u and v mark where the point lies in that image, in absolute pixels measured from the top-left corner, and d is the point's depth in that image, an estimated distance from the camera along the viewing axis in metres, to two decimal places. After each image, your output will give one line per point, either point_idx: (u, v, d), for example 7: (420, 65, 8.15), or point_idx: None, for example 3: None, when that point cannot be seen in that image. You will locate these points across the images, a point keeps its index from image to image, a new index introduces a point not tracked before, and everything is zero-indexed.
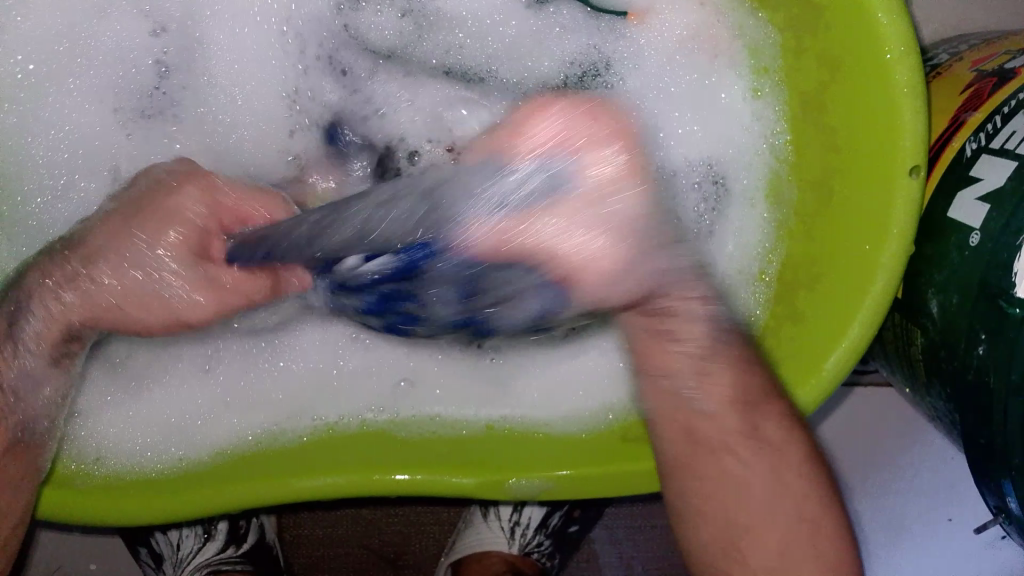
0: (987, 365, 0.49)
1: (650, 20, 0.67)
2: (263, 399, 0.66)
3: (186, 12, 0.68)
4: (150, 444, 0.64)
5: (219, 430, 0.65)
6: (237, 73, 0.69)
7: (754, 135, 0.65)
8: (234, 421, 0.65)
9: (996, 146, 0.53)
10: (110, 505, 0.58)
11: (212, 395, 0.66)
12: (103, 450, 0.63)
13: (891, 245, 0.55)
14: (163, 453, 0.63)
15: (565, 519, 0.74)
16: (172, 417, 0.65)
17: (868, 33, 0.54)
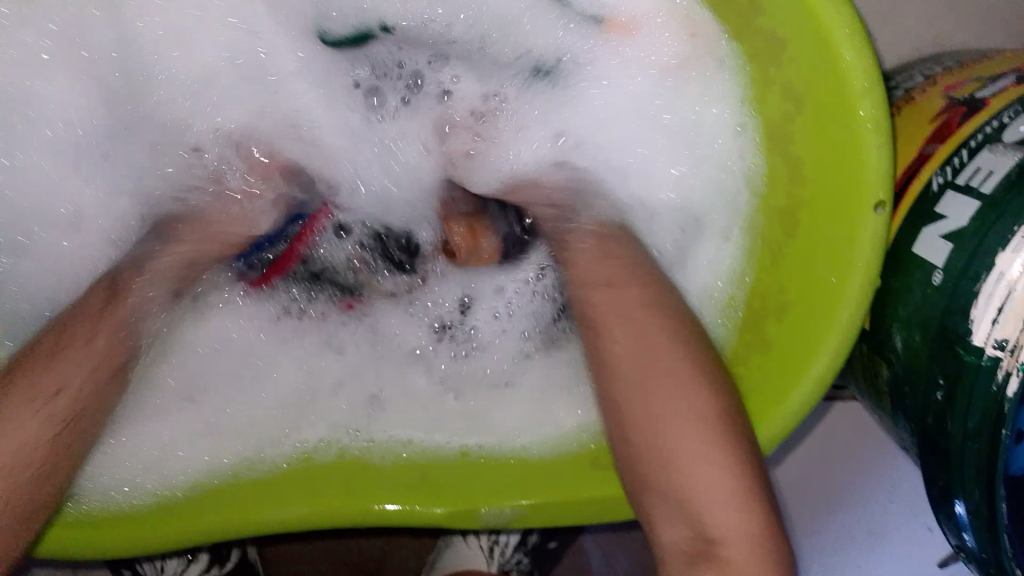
0: (945, 411, 0.49)
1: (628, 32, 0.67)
2: (240, 428, 0.67)
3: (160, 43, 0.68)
4: (128, 479, 0.63)
5: (198, 458, 0.65)
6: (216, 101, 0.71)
7: (726, 163, 0.64)
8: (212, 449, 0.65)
9: (961, 182, 0.52)
10: (89, 536, 0.58)
11: (191, 426, 0.66)
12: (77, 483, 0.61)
13: (857, 279, 0.55)
14: (141, 488, 0.62)
15: (544, 536, 0.76)
16: (153, 451, 0.64)
17: (835, 68, 0.53)
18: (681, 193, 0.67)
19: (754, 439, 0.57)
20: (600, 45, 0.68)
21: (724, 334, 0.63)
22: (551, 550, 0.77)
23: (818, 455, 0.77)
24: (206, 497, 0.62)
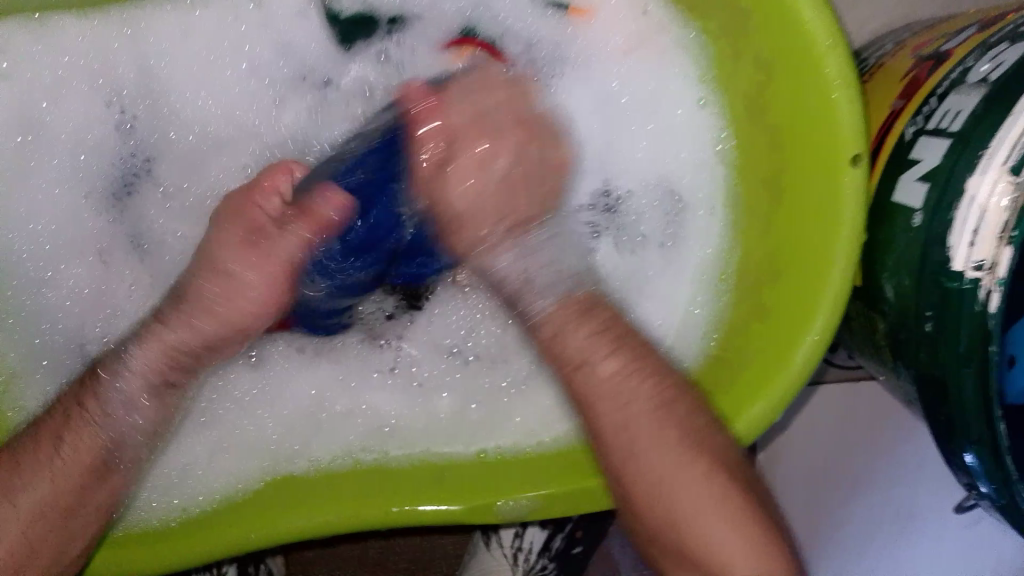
0: (937, 342, 0.48)
1: (591, 17, 0.68)
2: (255, 441, 0.69)
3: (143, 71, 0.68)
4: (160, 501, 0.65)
5: (222, 472, 0.67)
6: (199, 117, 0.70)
7: (703, 144, 0.66)
8: (234, 466, 0.67)
9: (931, 127, 0.53)
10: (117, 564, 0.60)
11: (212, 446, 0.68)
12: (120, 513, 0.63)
13: (841, 233, 0.56)
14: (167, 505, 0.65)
15: (569, 541, 0.74)
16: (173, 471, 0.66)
17: (797, 31, 0.55)
18: (661, 181, 0.68)
19: (762, 403, 0.58)
20: (573, 36, 0.69)
21: (722, 308, 0.64)
22: (579, 557, 0.75)
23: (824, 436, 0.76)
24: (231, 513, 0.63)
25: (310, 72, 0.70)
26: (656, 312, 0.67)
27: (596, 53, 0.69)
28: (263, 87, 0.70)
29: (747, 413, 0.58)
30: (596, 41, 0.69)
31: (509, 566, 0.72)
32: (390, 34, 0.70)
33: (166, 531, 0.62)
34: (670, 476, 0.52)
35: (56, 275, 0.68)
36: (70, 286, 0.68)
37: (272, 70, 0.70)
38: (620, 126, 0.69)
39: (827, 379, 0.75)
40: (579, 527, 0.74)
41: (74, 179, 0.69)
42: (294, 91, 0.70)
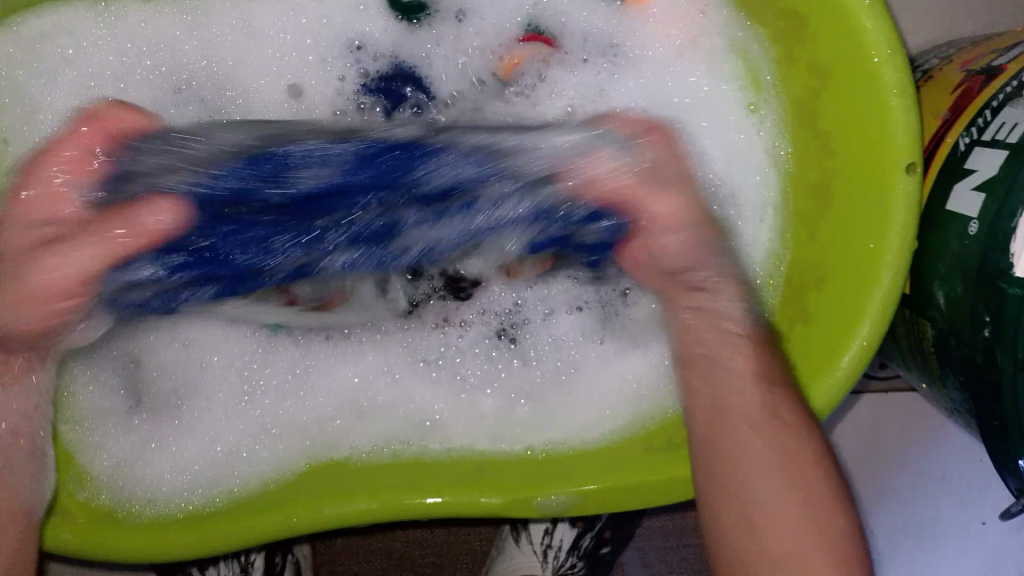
0: (994, 348, 0.49)
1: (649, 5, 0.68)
2: (296, 426, 0.68)
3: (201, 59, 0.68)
4: (194, 482, 0.65)
5: (265, 454, 0.66)
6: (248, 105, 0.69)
7: (757, 149, 0.66)
8: (277, 449, 0.67)
9: (987, 137, 0.54)
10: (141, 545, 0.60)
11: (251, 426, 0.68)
12: (147, 494, 0.64)
13: (892, 242, 0.56)
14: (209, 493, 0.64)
15: (598, 541, 0.75)
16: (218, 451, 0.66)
17: (856, 42, 0.56)
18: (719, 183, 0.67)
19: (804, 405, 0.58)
20: (633, 24, 0.69)
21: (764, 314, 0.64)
22: (607, 558, 0.76)
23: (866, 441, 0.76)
24: (268, 498, 0.63)
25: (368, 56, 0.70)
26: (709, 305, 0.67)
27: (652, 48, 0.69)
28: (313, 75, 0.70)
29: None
30: (647, 31, 0.69)
31: (540, 561, 0.73)
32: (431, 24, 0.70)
33: (211, 514, 0.62)
34: (764, 478, 0.50)
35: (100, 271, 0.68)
36: None
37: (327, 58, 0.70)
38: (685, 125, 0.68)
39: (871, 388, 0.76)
40: (607, 529, 0.74)
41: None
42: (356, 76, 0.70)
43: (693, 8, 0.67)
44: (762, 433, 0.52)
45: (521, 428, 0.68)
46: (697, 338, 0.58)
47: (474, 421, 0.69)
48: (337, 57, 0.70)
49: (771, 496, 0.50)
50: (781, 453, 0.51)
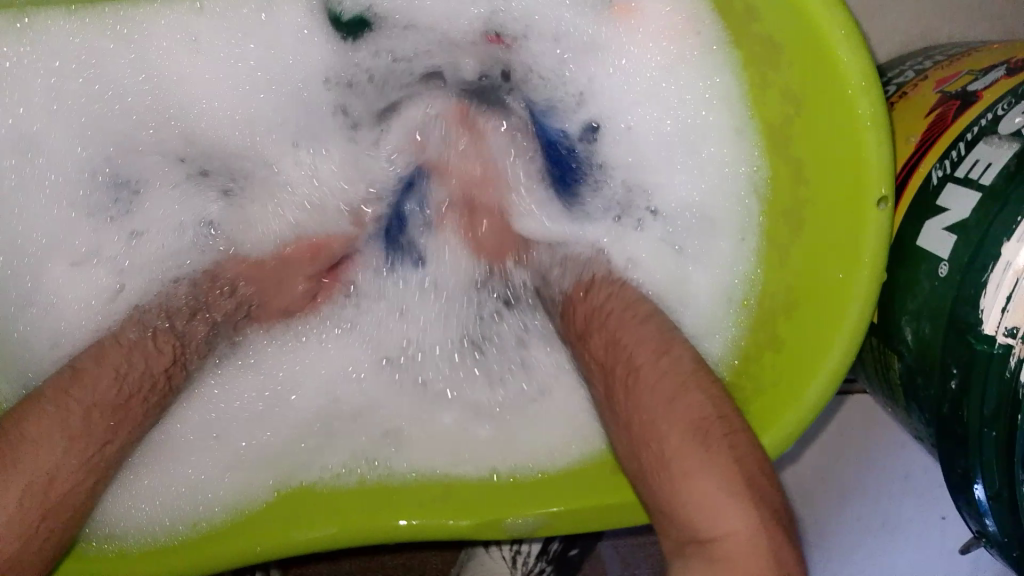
0: (961, 398, 0.50)
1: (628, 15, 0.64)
2: (257, 455, 0.67)
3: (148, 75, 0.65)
4: (160, 516, 0.64)
5: (229, 482, 0.66)
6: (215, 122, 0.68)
7: (727, 165, 0.65)
8: (246, 476, 0.66)
9: (960, 174, 0.53)
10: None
11: (219, 460, 0.67)
12: (113, 531, 0.63)
13: (863, 276, 0.56)
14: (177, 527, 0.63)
15: (565, 543, 0.76)
16: (181, 488, 0.65)
17: (832, 71, 0.55)
18: (691, 202, 0.66)
19: (773, 433, 0.58)
20: (600, 32, 0.65)
21: (736, 333, 0.65)
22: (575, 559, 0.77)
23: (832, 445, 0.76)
24: (237, 528, 0.62)
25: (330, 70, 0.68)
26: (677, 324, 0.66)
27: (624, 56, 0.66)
28: (280, 91, 0.68)
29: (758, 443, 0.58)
30: (620, 39, 0.65)
31: (509, 569, 0.74)
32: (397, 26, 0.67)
33: (180, 547, 0.62)
34: (670, 415, 0.53)
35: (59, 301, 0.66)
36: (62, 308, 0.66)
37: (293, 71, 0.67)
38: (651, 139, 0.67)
39: (853, 391, 0.76)
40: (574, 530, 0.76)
41: (82, 194, 0.66)
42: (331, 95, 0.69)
43: (674, 23, 0.62)
44: (654, 385, 0.55)
45: (492, 448, 0.68)
46: (610, 312, 0.62)
47: (441, 444, 0.68)
48: (303, 72, 0.68)
49: (684, 434, 0.52)
50: (688, 397, 0.54)
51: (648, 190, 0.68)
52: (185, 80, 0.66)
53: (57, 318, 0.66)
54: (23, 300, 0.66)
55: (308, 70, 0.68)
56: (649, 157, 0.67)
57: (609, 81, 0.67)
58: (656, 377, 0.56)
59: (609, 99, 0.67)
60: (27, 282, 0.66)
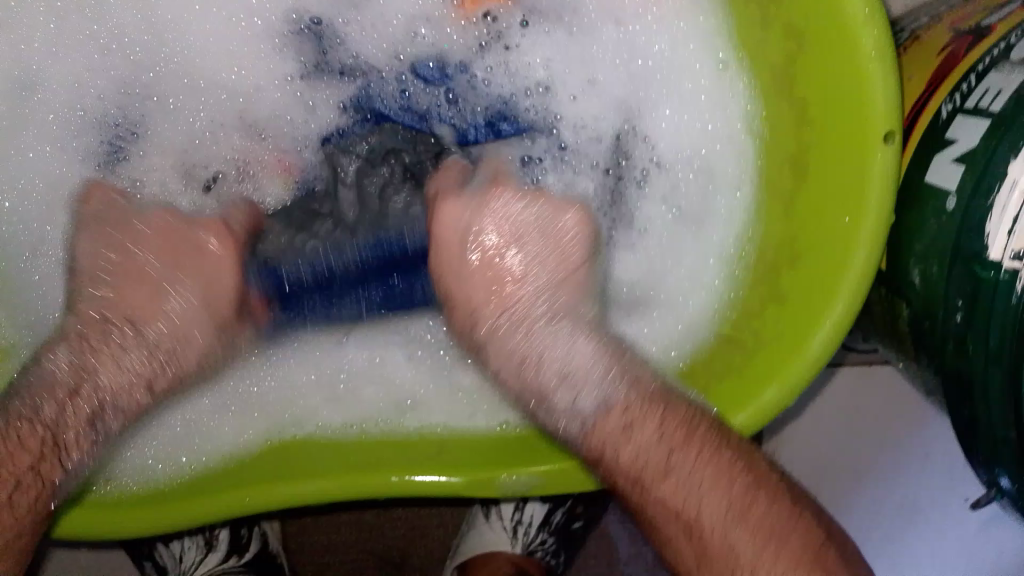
0: (966, 335, 0.47)
1: None
2: (259, 406, 0.66)
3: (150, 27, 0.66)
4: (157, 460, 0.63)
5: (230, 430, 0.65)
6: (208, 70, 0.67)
7: (731, 114, 0.63)
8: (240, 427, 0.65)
9: (969, 105, 0.50)
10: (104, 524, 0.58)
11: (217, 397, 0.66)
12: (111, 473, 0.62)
13: (869, 217, 0.53)
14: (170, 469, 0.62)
15: (569, 516, 0.72)
16: (178, 426, 0.64)
17: (834, 1, 0.53)
18: (693, 154, 0.65)
19: (773, 387, 0.55)
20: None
21: (737, 287, 0.62)
22: (579, 532, 0.73)
23: (846, 419, 0.73)
24: (232, 476, 0.61)
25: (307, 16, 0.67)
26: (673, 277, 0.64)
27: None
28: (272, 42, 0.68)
29: (758, 398, 0.56)
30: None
31: (509, 540, 0.71)
32: None
33: (167, 493, 0.60)
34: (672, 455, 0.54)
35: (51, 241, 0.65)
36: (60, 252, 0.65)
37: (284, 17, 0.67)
38: (651, 89, 0.65)
39: (848, 362, 0.72)
40: (579, 504, 0.71)
41: (76, 143, 0.66)
42: (310, 43, 0.68)
43: None
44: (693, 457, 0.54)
45: (497, 405, 0.66)
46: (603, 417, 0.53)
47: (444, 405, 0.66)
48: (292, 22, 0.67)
49: (727, 521, 0.53)
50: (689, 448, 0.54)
51: (649, 142, 0.66)
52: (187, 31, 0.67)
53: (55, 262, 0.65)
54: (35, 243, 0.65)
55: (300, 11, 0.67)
56: (651, 104, 0.66)
57: (603, 33, 0.66)
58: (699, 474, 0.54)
59: (607, 54, 0.66)
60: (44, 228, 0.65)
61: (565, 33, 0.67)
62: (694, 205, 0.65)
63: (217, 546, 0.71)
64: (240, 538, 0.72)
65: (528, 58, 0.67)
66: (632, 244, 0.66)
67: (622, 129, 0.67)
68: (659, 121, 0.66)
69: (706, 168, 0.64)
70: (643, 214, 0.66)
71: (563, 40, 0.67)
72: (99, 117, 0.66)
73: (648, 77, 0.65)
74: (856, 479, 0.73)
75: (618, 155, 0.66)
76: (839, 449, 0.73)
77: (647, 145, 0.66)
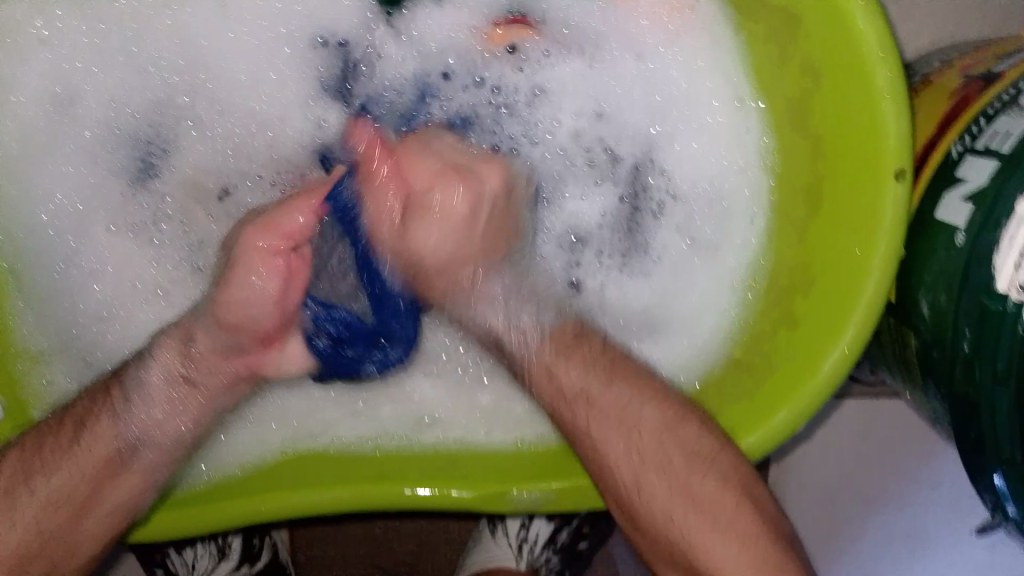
0: (973, 362, 0.49)
1: None
2: (281, 417, 0.67)
3: (185, 50, 0.68)
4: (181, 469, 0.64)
5: (252, 441, 0.66)
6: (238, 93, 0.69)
7: (746, 148, 0.65)
8: (263, 435, 0.66)
9: (979, 145, 0.53)
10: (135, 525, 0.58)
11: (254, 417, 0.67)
12: None
13: (880, 247, 0.55)
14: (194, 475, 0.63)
15: (575, 536, 0.74)
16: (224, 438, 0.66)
17: (850, 42, 0.55)
18: (710, 187, 0.67)
19: (784, 410, 0.57)
20: (616, 19, 0.68)
21: (748, 315, 0.64)
22: (583, 551, 0.75)
23: (849, 448, 0.76)
24: (250, 482, 0.62)
25: (334, 37, 0.69)
26: (686, 304, 0.66)
27: (625, 26, 0.68)
28: (298, 64, 0.70)
29: (770, 421, 0.57)
30: (628, 25, 0.68)
31: (514, 556, 0.72)
32: (408, 10, 0.69)
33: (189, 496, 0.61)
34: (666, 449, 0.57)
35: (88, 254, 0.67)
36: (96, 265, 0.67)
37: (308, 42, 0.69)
38: (669, 119, 0.68)
39: (854, 392, 0.76)
40: (586, 523, 0.73)
41: (108, 158, 0.68)
42: (334, 61, 0.70)
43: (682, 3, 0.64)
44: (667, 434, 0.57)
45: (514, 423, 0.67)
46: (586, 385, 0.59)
47: (458, 418, 0.68)
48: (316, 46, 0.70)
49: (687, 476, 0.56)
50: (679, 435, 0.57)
51: (666, 174, 0.68)
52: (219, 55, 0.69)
53: (82, 272, 0.67)
54: (69, 255, 0.67)
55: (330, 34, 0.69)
56: (667, 137, 0.68)
57: (623, 66, 0.69)
58: (682, 445, 0.57)
59: (626, 90, 0.69)
60: (70, 240, 0.67)
61: (586, 64, 0.69)
62: (707, 233, 0.67)
63: (229, 554, 0.72)
64: (251, 547, 0.73)
65: (541, 95, 0.70)
66: (646, 272, 0.68)
67: (642, 161, 0.69)
68: (664, 153, 0.69)
69: (716, 192, 0.67)
70: (660, 243, 0.68)
71: (581, 71, 0.69)
72: (132, 134, 0.68)
73: (669, 108, 0.68)
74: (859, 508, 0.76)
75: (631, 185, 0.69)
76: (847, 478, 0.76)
77: (662, 178, 0.68)
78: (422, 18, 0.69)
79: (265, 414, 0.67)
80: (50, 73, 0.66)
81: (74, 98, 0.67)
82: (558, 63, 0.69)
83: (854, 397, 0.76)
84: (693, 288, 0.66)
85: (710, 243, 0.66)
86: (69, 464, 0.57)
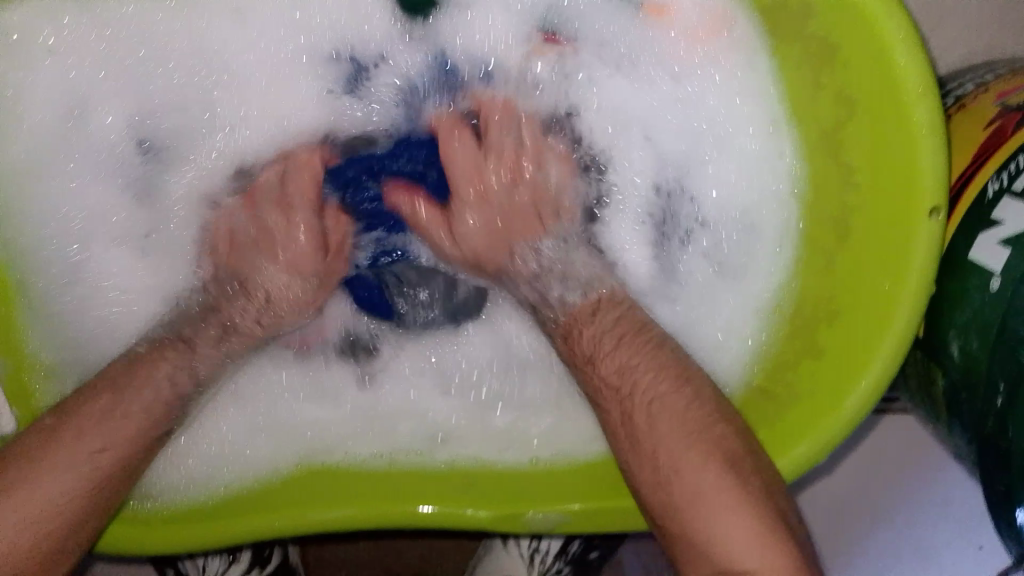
0: (1006, 415, 0.48)
1: (668, 16, 0.66)
2: (296, 429, 0.67)
3: (201, 56, 0.69)
4: (189, 479, 0.64)
5: (264, 454, 0.65)
6: (241, 101, 0.70)
7: (778, 171, 0.65)
8: (274, 445, 0.66)
9: (1018, 188, 0.51)
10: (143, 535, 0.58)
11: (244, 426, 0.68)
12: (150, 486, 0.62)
13: (911, 286, 0.54)
14: (208, 486, 0.63)
15: (585, 546, 0.74)
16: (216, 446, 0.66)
17: (890, 75, 0.53)
18: (737, 213, 0.67)
19: (806, 445, 0.57)
20: (658, 43, 0.68)
21: (770, 341, 0.64)
22: (592, 561, 0.75)
23: (867, 464, 0.76)
24: (258, 499, 0.62)
25: (359, 48, 0.70)
26: (707, 327, 0.66)
27: (660, 44, 0.68)
28: (310, 68, 0.70)
29: None
30: (665, 44, 0.67)
31: (525, 567, 0.72)
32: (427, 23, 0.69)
33: (201, 510, 0.61)
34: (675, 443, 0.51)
35: (90, 272, 0.67)
36: (96, 279, 0.67)
37: (325, 47, 0.70)
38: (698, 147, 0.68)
39: (891, 410, 0.75)
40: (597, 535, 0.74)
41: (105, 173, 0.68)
42: (346, 67, 0.70)
43: (719, 26, 0.64)
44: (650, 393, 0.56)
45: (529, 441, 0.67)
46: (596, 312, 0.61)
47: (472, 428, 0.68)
48: (320, 52, 0.70)
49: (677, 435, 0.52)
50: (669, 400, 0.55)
51: (696, 201, 0.68)
52: (235, 59, 0.69)
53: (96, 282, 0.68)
54: (76, 269, 0.67)
55: (352, 38, 0.69)
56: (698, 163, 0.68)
57: (659, 89, 0.69)
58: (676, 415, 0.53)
59: (660, 113, 0.69)
60: (74, 255, 0.67)
61: (625, 85, 0.69)
62: (733, 261, 0.67)
63: (240, 560, 0.72)
64: (263, 552, 0.73)
65: (585, 105, 0.70)
66: (672, 296, 0.68)
67: (672, 187, 0.69)
68: (694, 183, 0.68)
69: (743, 218, 0.67)
70: (687, 268, 0.68)
71: (619, 91, 0.70)
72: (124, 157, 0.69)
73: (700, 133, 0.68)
74: (873, 526, 0.75)
75: (664, 218, 0.69)
76: (872, 496, 0.75)
77: (692, 206, 0.69)
78: (447, 25, 0.69)
79: (272, 424, 0.68)
80: (63, 81, 0.66)
81: (82, 111, 0.67)
82: (612, 91, 0.70)
83: (890, 411, 0.75)
84: (720, 311, 0.66)
85: (736, 272, 0.66)
86: (104, 431, 0.55)
